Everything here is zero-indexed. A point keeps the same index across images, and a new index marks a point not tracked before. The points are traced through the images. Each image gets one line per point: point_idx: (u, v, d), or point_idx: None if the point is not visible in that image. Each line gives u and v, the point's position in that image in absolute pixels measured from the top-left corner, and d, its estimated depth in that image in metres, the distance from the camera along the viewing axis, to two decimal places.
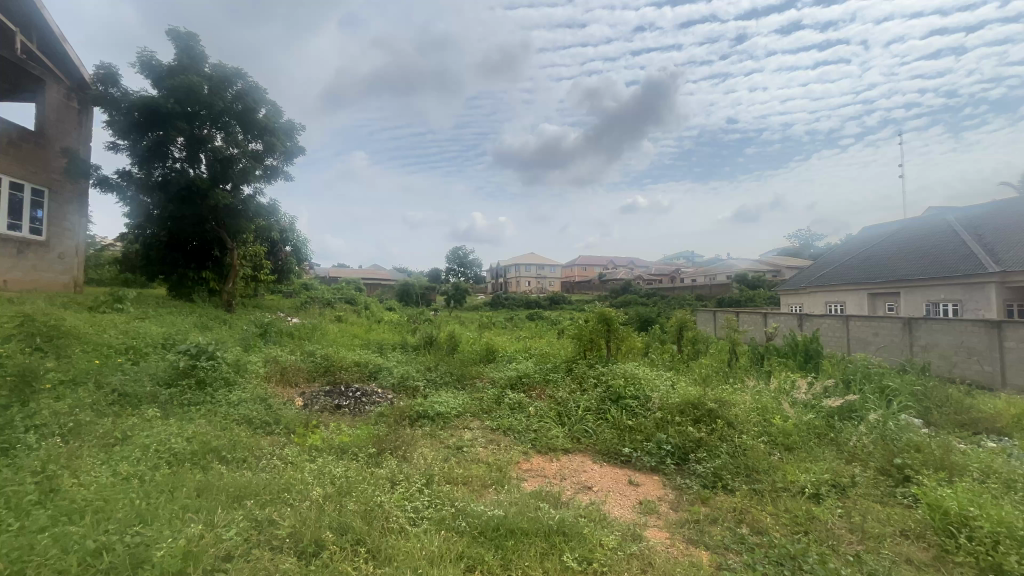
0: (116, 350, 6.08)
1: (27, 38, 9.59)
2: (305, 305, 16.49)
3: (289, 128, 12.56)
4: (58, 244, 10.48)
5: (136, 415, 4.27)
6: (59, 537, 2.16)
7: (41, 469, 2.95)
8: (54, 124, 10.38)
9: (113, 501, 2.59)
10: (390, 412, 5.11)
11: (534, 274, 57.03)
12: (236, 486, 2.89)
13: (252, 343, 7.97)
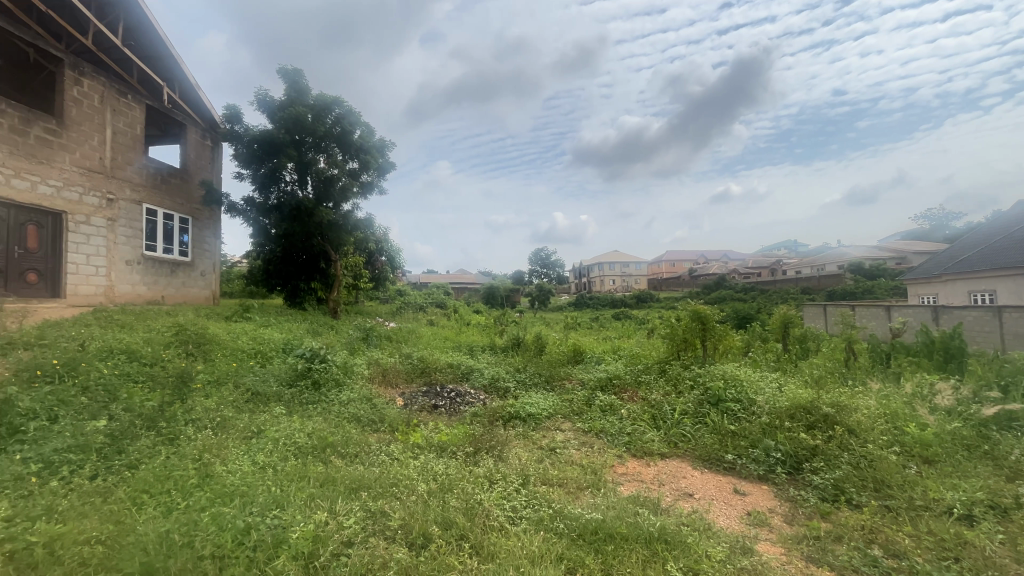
0: (247, 354, 6.95)
1: (172, 90, 11.32)
2: (400, 310, 17.58)
3: (381, 146, 13.49)
4: (200, 263, 12.24)
5: (266, 411, 4.85)
6: (216, 516, 2.52)
7: (199, 457, 3.48)
8: (194, 162, 12.14)
9: (253, 487, 2.96)
10: (483, 412, 5.29)
11: (619, 272, 55.63)
12: (352, 480, 3.17)
13: (356, 347, 8.68)
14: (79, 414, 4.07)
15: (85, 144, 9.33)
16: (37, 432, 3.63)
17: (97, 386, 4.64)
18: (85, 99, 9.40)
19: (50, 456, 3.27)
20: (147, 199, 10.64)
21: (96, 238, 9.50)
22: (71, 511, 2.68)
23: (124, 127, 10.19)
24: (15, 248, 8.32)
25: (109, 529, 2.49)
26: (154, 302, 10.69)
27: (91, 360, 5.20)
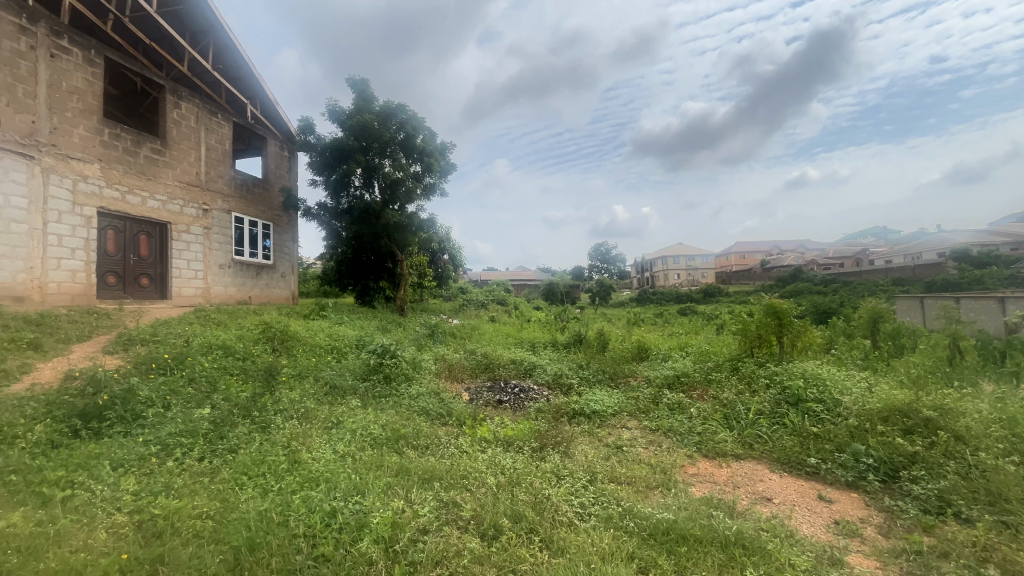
0: (325, 349, 7.43)
1: (254, 106, 12.29)
2: (463, 307, 18.03)
3: (442, 148, 13.86)
4: (281, 266, 13.25)
5: (343, 403, 5.18)
6: (305, 499, 2.74)
7: (287, 444, 3.78)
8: (274, 172, 13.13)
9: (335, 474, 3.17)
10: (548, 408, 5.30)
11: (684, 266, 53.46)
12: (424, 470, 3.31)
13: (423, 343, 9.01)
14: (187, 403, 4.57)
15: (183, 161, 10.38)
16: (154, 418, 4.13)
17: (201, 378, 5.19)
18: (182, 120, 10.44)
19: (166, 439, 3.71)
20: (235, 208, 11.66)
21: (194, 245, 10.57)
22: (184, 488, 3.03)
23: (214, 143, 11.21)
24: (131, 255, 9.44)
25: (215, 505, 2.78)
26: (243, 302, 11.73)
27: (194, 354, 5.81)
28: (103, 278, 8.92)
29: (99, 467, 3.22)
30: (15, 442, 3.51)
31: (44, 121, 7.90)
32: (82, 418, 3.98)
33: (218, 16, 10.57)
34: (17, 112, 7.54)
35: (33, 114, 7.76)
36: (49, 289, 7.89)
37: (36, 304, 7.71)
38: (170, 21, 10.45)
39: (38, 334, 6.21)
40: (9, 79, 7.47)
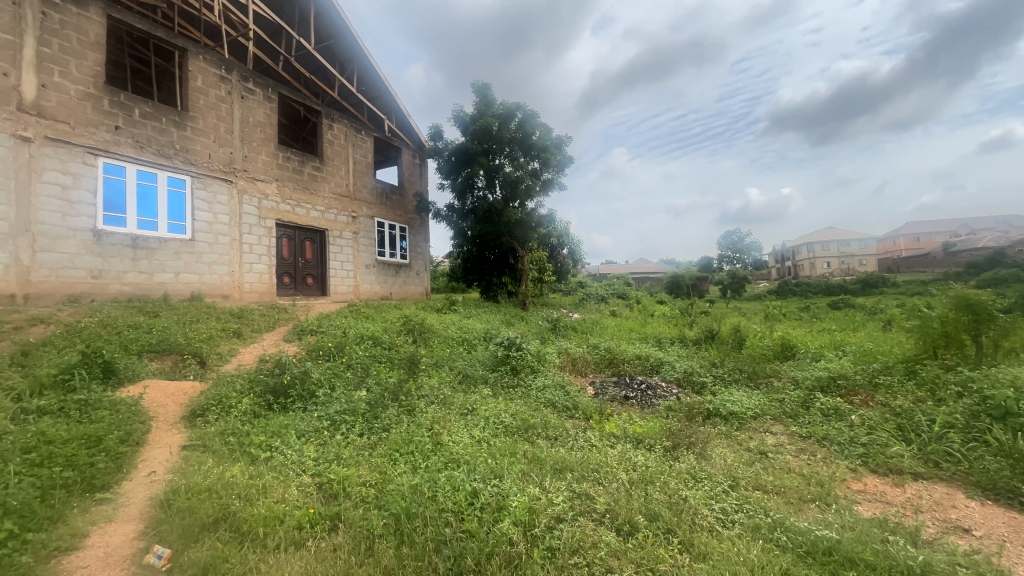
0: (457, 341, 7.99)
1: (391, 121, 13.62)
2: (583, 301, 17.92)
3: (560, 142, 13.91)
4: (416, 264, 14.53)
5: (475, 392, 5.53)
6: (449, 477, 3.00)
7: (430, 427, 4.17)
8: (408, 179, 14.43)
9: (474, 457, 3.42)
10: (679, 407, 5.05)
11: (837, 252, 46.49)
12: (556, 461, 3.39)
13: (546, 336, 9.17)
14: (347, 385, 5.27)
15: (336, 175, 11.94)
16: (324, 397, 4.85)
17: (358, 364, 5.95)
18: (335, 140, 12.00)
19: (335, 416, 4.34)
20: (377, 214, 13.09)
21: (347, 248, 12.11)
22: (351, 458, 3.52)
23: (360, 157, 12.69)
24: (300, 259, 11.14)
25: (376, 476, 3.18)
26: (386, 298, 13.13)
27: (352, 344, 6.67)
28: (280, 279, 10.67)
29: (289, 435, 3.90)
30: (231, 411, 4.41)
31: (238, 151, 9.69)
32: (273, 394, 4.84)
33: (361, 44, 11.90)
34: (220, 146, 9.36)
35: (231, 146, 9.55)
36: (244, 288, 9.68)
37: (236, 301, 9.52)
38: (324, 54, 12.05)
39: (240, 324, 7.68)
40: (215, 120, 9.29)
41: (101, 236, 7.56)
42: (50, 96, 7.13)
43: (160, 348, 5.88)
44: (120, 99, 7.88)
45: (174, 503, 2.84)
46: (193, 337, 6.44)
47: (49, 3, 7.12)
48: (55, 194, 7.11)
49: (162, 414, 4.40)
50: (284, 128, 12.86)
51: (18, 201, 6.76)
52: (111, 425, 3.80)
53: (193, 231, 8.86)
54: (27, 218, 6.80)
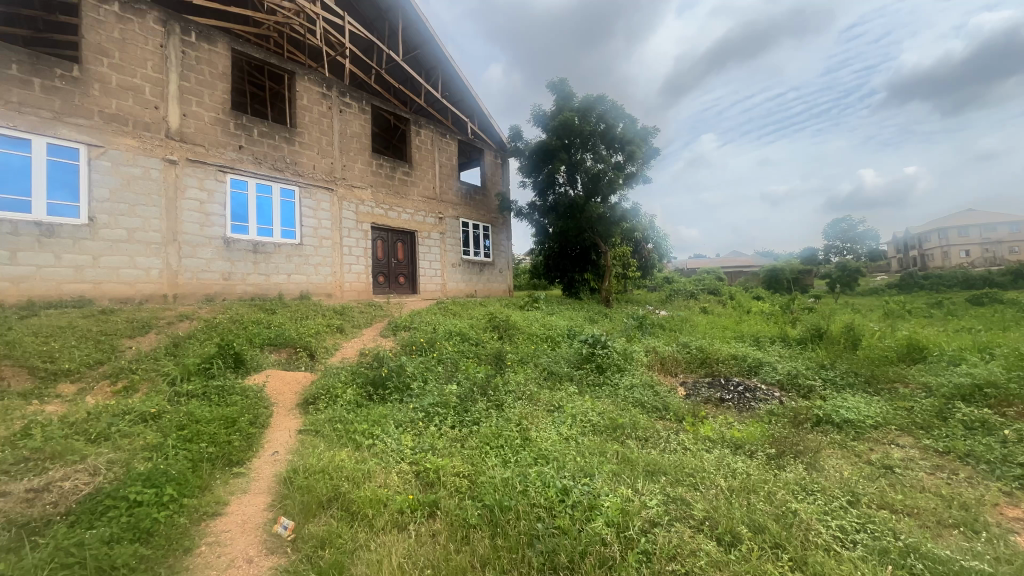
0: (541, 337, 8.04)
1: (473, 123, 14.02)
2: (670, 298, 17.13)
3: (644, 133, 13.42)
4: (499, 262, 14.84)
5: (561, 389, 5.52)
6: (539, 473, 3.04)
7: (518, 422, 4.24)
8: (491, 178, 14.76)
9: (563, 454, 3.43)
10: (783, 412, 4.66)
11: (978, 238, 39.90)
12: (648, 463, 3.29)
13: (632, 334, 8.90)
14: (439, 378, 5.54)
15: (424, 179, 12.55)
16: (418, 389, 5.13)
17: (447, 359, 6.21)
18: (422, 145, 12.61)
19: (428, 408, 4.58)
20: (462, 214, 13.57)
21: (435, 249, 12.69)
22: (445, 449, 3.70)
23: (445, 160, 13.22)
24: (393, 259, 11.85)
25: (468, 467, 3.31)
26: (471, 296, 13.57)
27: (442, 340, 6.98)
28: (376, 278, 11.44)
29: (388, 424, 4.19)
30: (337, 399, 4.84)
31: (338, 162, 10.55)
32: (373, 385, 5.22)
33: (445, 51, 12.37)
34: (323, 157, 10.25)
35: (332, 157, 10.42)
36: (345, 287, 10.53)
37: (338, 298, 10.40)
38: (411, 65, 12.70)
39: (343, 321, 8.37)
40: (318, 134, 10.19)
41: (230, 243, 8.62)
42: (189, 123, 8.26)
43: (278, 342, 6.59)
44: (242, 121, 8.93)
45: (294, 480, 3.18)
46: (303, 332, 7.15)
47: (187, 43, 8.25)
48: (195, 208, 8.24)
49: (281, 400, 4.94)
50: (377, 137, 13.76)
51: (168, 215, 7.91)
52: (242, 408, 4.35)
53: (302, 236, 9.81)
54: (174, 229, 7.96)
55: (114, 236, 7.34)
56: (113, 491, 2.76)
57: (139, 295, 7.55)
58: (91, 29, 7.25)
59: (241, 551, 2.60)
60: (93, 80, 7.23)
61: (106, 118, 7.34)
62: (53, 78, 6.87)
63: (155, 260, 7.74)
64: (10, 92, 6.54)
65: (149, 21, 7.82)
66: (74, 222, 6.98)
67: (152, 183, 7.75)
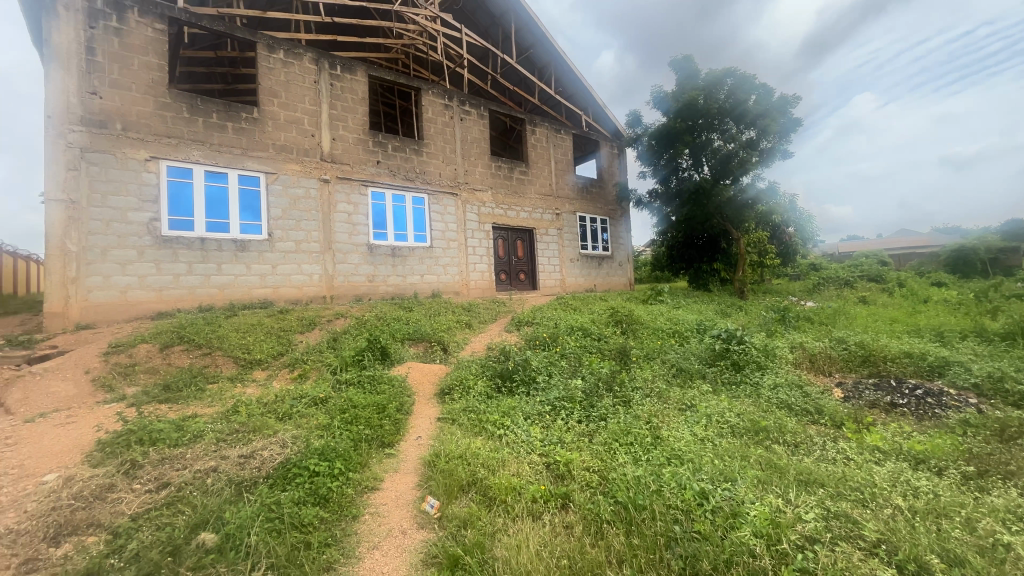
0: (667, 332, 7.64)
1: (587, 115, 13.86)
2: (818, 287, 15.06)
3: (782, 103, 11.99)
4: (619, 255, 14.48)
5: (693, 387, 5.20)
6: (674, 474, 2.91)
7: (648, 420, 4.10)
8: (607, 170, 14.45)
9: (698, 456, 3.24)
10: (983, 423, 3.82)
11: None
12: (801, 472, 2.95)
13: (773, 328, 8.03)
14: (563, 373, 5.60)
15: (541, 177, 12.75)
16: (544, 382, 5.25)
17: (571, 354, 6.24)
18: (538, 143, 12.80)
19: (555, 402, 4.66)
20: (579, 209, 13.51)
21: (553, 245, 12.83)
22: (573, 443, 3.73)
23: (561, 156, 13.26)
24: (513, 257, 12.24)
25: (598, 463, 3.30)
26: (591, 290, 13.46)
27: (564, 335, 7.03)
28: (498, 276, 11.95)
29: (517, 416, 4.36)
30: (470, 390, 5.17)
31: (461, 167, 11.20)
32: (501, 377, 5.47)
33: (557, 47, 12.38)
34: (448, 165, 10.98)
35: (455, 164, 11.11)
36: (471, 285, 11.19)
37: (465, 296, 11.08)
38: (525, 65, 12.95)
39: (471, 317, 8.91)
40: (443, 143, 10.94)
41: (373, 248, 9.71)
42: (338, 146, 9.45)
43: (416, 336, 7.24)
44: (379, 140, 9.97)
45: (436, 464, 3.48)
46: (436, 328, 7.76)
47: (334, 76, 9.44)
48: (345, 219, 9.42)
49: (422, 390, 5.43)
50: (495, 139, 14.33)
51: (325, 227, 9.17)
52: (391, 396, 4.88)
53: (431, 239, 10.64)
54: (330, 239, 9.20)
55: (286, 247, 8.73)
56: (297, 462, 3.30)
57: (305, 297, 8.90)
58: (265, 76, 8.69)
59: (397, 523, 2.92)
60: (268, 118, 8.66)
61: (277, 149, 8.73)
62: (240, 120, 8.37)
63: (316, 266, 9.03)
64: (213, 136, 8.11)
65: (306, 62, 9.12)
66: (258, 238, 8.45)
67: (312, 201, 9.05)
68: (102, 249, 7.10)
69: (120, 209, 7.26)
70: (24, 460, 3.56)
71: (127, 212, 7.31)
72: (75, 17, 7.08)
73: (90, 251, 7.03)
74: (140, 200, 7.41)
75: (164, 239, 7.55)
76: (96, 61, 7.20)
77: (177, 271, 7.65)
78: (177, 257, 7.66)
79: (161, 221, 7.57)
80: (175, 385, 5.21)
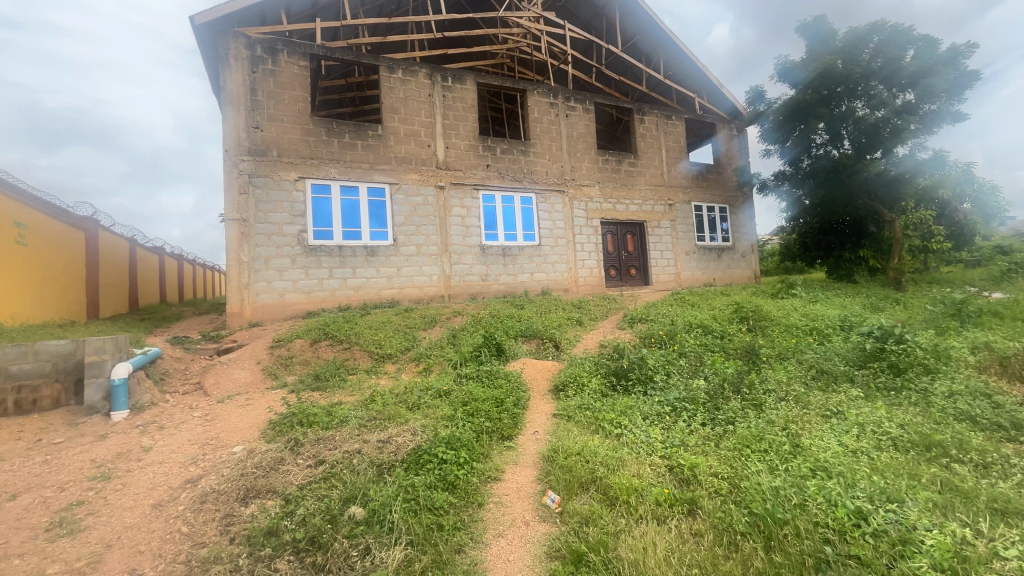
0: (804, 329, 6.82)
1: (701, 98, 12.96)
2: (1008, 275, 12.27)
3: (951, 56, 10.01)
4: (740, 246, 13.31)
5: (839, 392, 4.58)
6: (821, 487, 2.59)
7: (785, 426, 3.71)
8: (725, 154, 13.35)
9: (852, 469, 2.85)
10: None
11: None
12: (994, 499, 2.45)
13: (945, 325, 6.74)
14: (682, 373, 5.30)
15: (651, 167, 12.20)
16: (662, 382, 5.02)
17: (691, 352, 5.88)
18: (648, 132, 12.25)
19: (676, 403, 4.42)
20: (694, 198, 12.68)
21: (666, 237, 12.22)
22: (697, 447, 3.52)
23: (672, 143, 12.55)
24: (623, 252, 11.92)
25: (728, 469, 3.06)
26: (709, 285, 12.58)
27: (683, 332, 6.66)
28: (608, 272, 11.72)
29: (635, 415, 4.23)
30: (584, 388, 5.15)
31: (568, 163, 11.17)
32: (616, 375, 5.36)
33: (666, 29, 11.74)
34: (555, 162, 11.03)
35: (562, 161, 11.12)
36: (580, 282, 11.12)
37: (575, 293, 11.05)
38: (631, 53, 12.49)
39: (581, 314, 8.85)
40: (549, 141, 11.02)
41: (485, 249, 10.14)
42: (452, 153, 10.01)
43: (529, 333, 7.40)
44: (489, 144, 10.37)
45: (555, 459, 3.52)
46: (548, 325, 7.87)
47: (446, 87, 10.02)
48: (459, 222, 9.96)
49: (536, 386, 5.54)
50: (601, 133, 14.06)
51: (441, 231, 9.79)
52: (507, 391, 5.05)
53: (540, 237, 10.79)
54: (447, 242, 9.80)
55: (409, 251, 9.49)
56: (427, 449, 3.56)
57: (426, 296, 9.59)
58: (387, 95, 9.53)
59: (520, 514, 3.02)
60: (390, 134, 9.49)
61: (399, 161, 9.52)
62: (367, 138, 9.29)
63: (435, 267, 9.68)
64: (347, 154, 9.10)
65: (421, 78, 9.80)
66: (385, 244, 9.31)
67: (430, 207, 9.71)
68: (265, 258, 8.38)
69: (277, 224, 8.50)
70: (219, 434, 4.36)
71: (282, 227, 8.53)
72: (242, 65, 8.44)
73: (257, 261, 8.33)
74: (292, 215, 8.61)
75: (310, 248, 8.68)
76: (257, 99, 8.51)
77: (321, 275, 8.74)
78: (321, 263, 8.76)
79: (308, 232, 8.71)
80: (324, 375, 5.97)
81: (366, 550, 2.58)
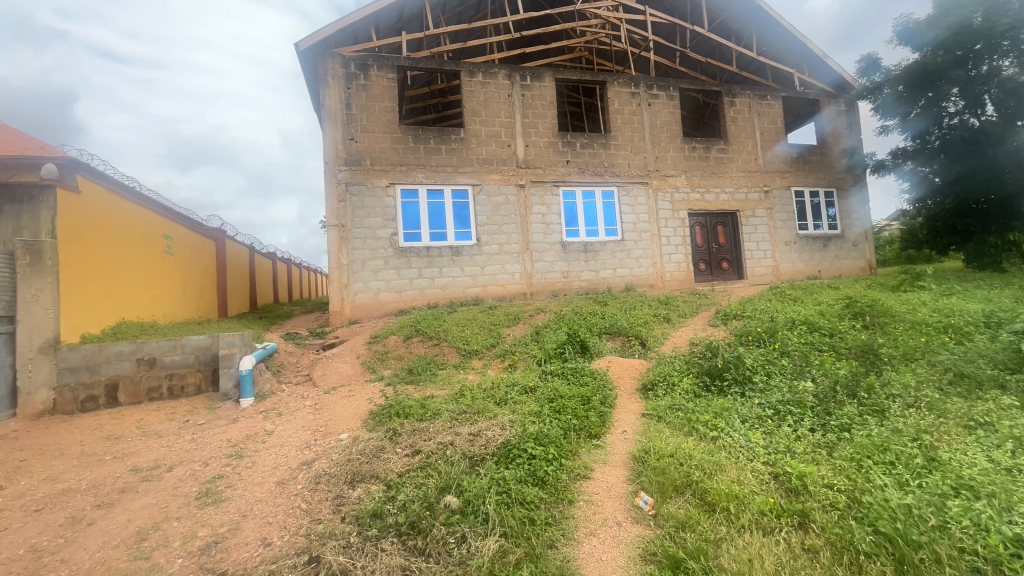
0: (935, 326, 5.95)
1: (801, 73, 11.80)
2: None
3: None
4: (851, 233, 11.96)
5: (985, 399, 3.94)
6: (969, 508, 2.26)
7: (915, 436, 3.27)
8: (832, 132, 12.04)
9: (1006, 489, 2.45)
10: None
11: None
12: None
13: None
14: (785, 373, 4.88)
15: (744, 152, 11.34)
16: (762, 383, 4.67)
17: (795, 351, 5.40)
18: (740, 115, 11.40)
19: (779, 406, 4.09)
20: (795, 183, 11.60)
21: (763, 227, 11.30)
22: (806, 455, 3.22)
23: (768, 125, 11.58)
24: (713, 245, 11.23)
25: (846, 482, 2.76)
26: (814, 278, 11.44)
27: (784, 329, 6.13)
28: (698, 266, 11.11)
29: (732, 418, 3.97)
30: (675, 387, 4.94)
31: (651, 154, 10.75)
32: (709, 375, 5.07)
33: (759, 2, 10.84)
34: (637, 154, 10.66)
35: (645, 152, 10.72)
36: (666, 277, 10.66)
37: (660, 289, 10.62)
38: (719, 32, 11.69)
39: (668, 310, 8.47)
40: (631, 132, 10.68)
41: (566, 245, 10.10)
42: (532, 151, 10.08)
43: (613, 331, 7.24)
44: (568, 140, 10.29)
45: (647, 460, 3.42)
46: (634, 321, 7.65)
47: (525, 86, 10.09)
48: (540, 219, 10.01)
49: (623, 384, 5.42)
50: (686, 120, 13.34)
51: (522, 229, 9.90)
52: (593, 389, 5.00)
53: (623, 232, 10.51)
54: (528, 240, 9.90)
55: (492, 250, 9.72)
56: (516, 444, 3.63)
57: (509, 293, 9.76)
58: (469, 99, 9.81)
59: (611, 514, 2.97)
60: (472, 136, 9.76)
61: (481, 163, 9.77)
62: (451, 142, 9.63)
63: (517, 265, 9.82)
64: (432, 158, 9.52)
65: (500, 79, 9.96)
66: (469, 244, 9.62)
67: (512, 206, 9.86)
68: (362, 260, 9.03)
69: (371, 228, 9.11)
70: (327, 422, 4.79)
71: (376, 230, 9.14)
72: (339, 82, 9.15)
73: (355, 263, 9.00)
74: (384, 219, 9.19)
75: (401, 249, 9.22)
76: (353, 113, 9.19)
77: (411, 275, 9.24)
78: (411, 263, 9.26)
79: (399, 235, 9.25)
80: (416, 370, 6.32)
81: (462, 538, 2.69)
